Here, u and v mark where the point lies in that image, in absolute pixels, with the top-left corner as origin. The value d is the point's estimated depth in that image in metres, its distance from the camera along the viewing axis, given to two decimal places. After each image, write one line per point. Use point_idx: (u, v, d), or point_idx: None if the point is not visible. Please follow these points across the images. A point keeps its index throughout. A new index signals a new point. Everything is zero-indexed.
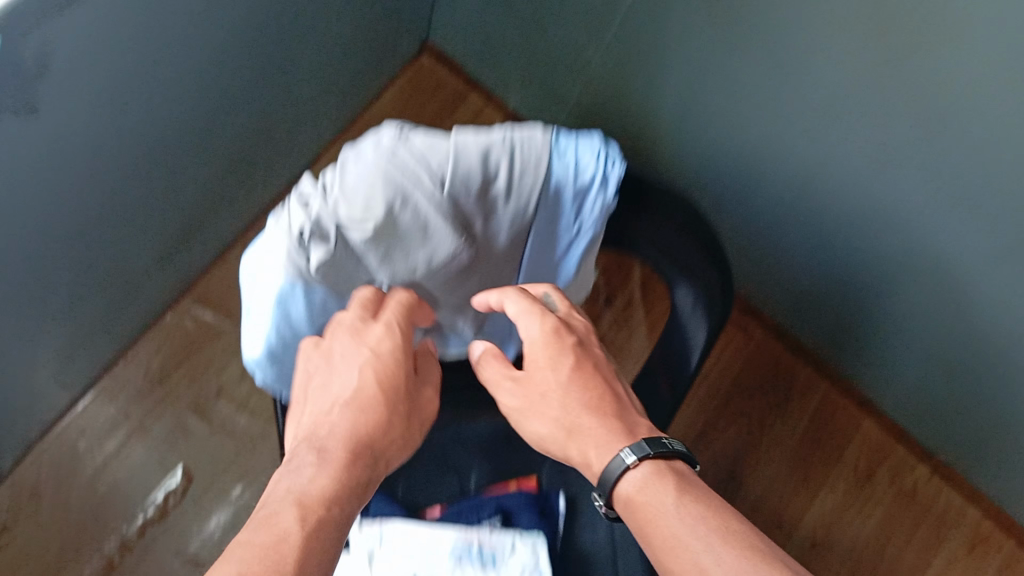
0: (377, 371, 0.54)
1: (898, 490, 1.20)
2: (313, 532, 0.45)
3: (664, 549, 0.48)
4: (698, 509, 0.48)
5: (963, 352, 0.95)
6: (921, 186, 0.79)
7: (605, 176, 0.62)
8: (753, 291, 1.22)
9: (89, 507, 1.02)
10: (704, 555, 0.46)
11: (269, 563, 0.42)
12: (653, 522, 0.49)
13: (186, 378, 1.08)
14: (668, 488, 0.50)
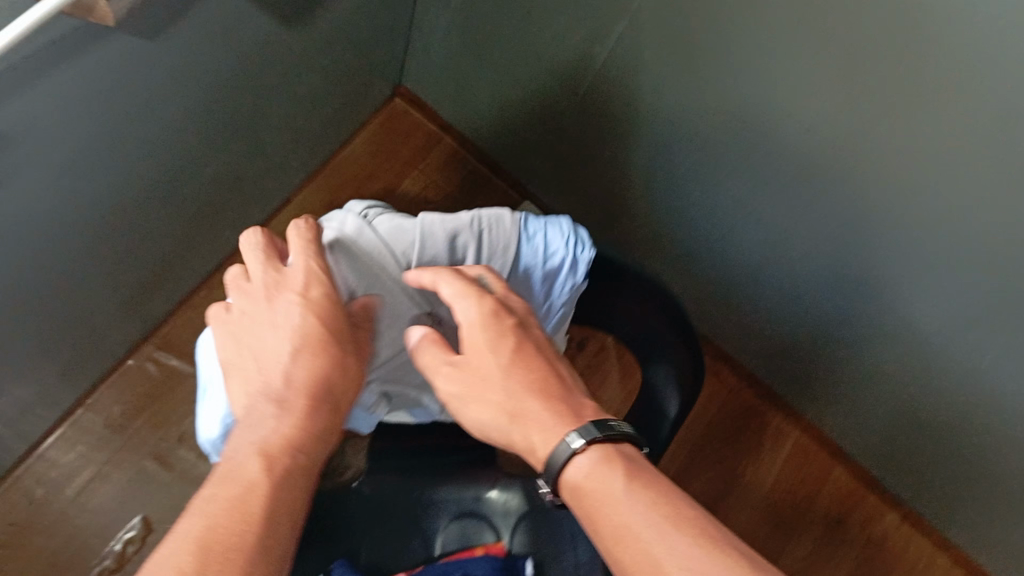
0: (313, 316, 0.52)
1: (868, 537, 1.20)
2: (279, 480, 0.46)
3: (614, 538, 0.44)
4: (651, 495, 0.45)
5: (936, 408, 0.96)
6: (896, 244, 0.80)
7: (574, 260, 0.59)
8: (722, 339, 1.22)
9: (46, 557, 1.01)
10: (657, 545, 0.43)
11: (233, 513, 0.43)
12: (603, 510, 0.45)
13: (146, 426, 1.08)
14: (618, 473, 0.46)
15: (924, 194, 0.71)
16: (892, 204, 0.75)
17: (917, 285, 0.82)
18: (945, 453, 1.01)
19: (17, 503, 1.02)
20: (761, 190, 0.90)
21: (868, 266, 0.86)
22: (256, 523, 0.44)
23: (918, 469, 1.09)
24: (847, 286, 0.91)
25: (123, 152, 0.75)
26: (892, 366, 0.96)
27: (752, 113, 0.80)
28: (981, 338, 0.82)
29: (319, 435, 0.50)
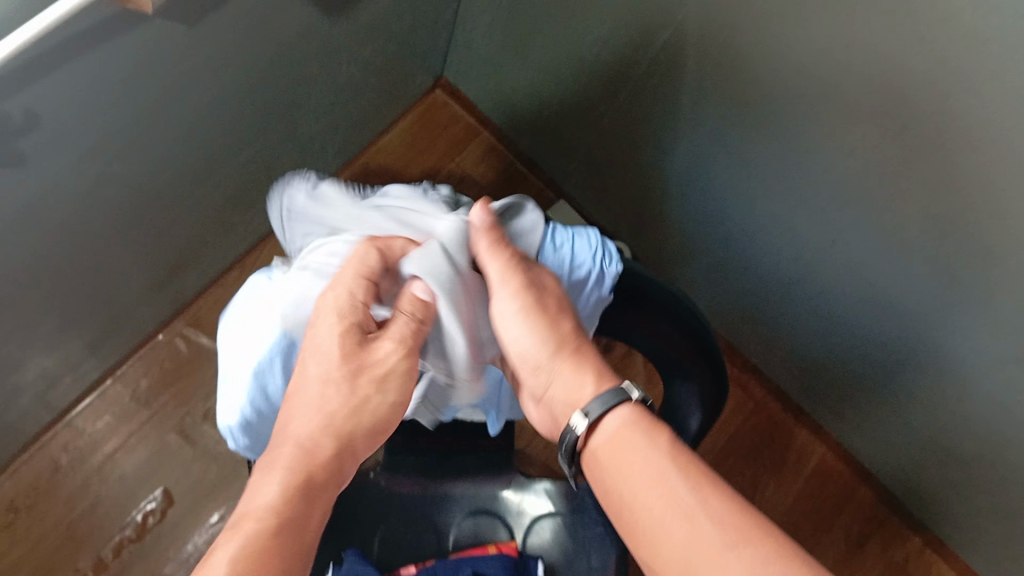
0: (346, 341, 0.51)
1: (888, 561, 1.18)
2: (260, 548, 0.43)
3: (648, 481, 0.51)
4: (681, 452, 0.52)
5: (964, 436, 0.94)
6: (929, 267, 0.78)
7: (601, 273, 0.57)
8: (751, 350, 1.20)
9: (68, 523, 1.03)
10: (682, 488, 0.50)
11: None
12: (630, 464, 0.52)
13: (174, 399, 1.09)
14: (655, 431, 0.53)
15: (960, 218, 0.70)
16: (927, 227, 0.74)
17: (951, 311, 0.81)
18: (969, 481, 0.99)
19: (42, 468, 1.04)
20: (796, 205, 0.88)
21: (903, 290, 0.84)
22: None
23: (940, 495, 1.08)
24: (880, 309, 0.90)
25: (154, 129, 0.76)
26: (922, 391, 0.94)
27: (791, 125, 0.79)
28: (1014, 368, 0.80)
29: (320, 488, 0.48)
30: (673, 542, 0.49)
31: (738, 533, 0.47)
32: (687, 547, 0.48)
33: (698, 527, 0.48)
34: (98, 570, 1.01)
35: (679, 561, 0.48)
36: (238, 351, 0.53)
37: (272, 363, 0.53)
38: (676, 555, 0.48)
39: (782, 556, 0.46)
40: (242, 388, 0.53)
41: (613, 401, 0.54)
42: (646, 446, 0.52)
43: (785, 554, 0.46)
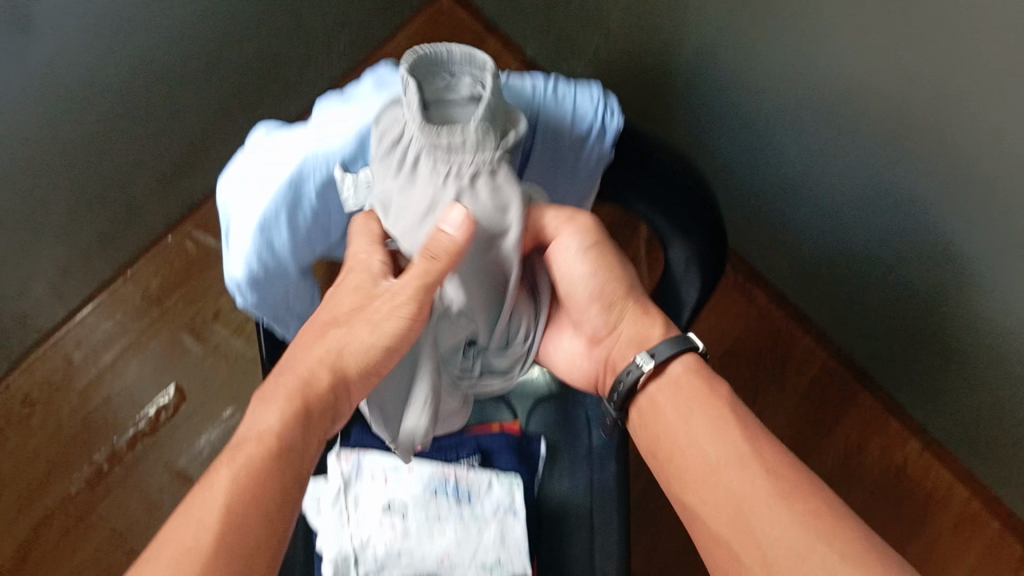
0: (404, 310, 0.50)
1: (887, 464, 1.19)
2: (266, 471, 0.45)
3: (703, 432, 0.51)
4: (742, 410, 0.52)
5: (964, 332, 0.93)
6: (937, 149, 0.77)
7: (604, 126, 0.56)
8: (761, 256, 1.21)
9: (82, 417, 1.06)
10: (745, 447, 0.50)
11: (217, 511, 0.42)
12: (688, 411, 0.52)
13: (184, 298, 1.11)
14: (716, 382, 0.53)
15: (975, 84, 0.69)
16: (938, 100, 0.73)
17: (952, 199, 0.80)
18: (966, 378, 1.00)
19: (56, 365, 1.07)
20: (804, 95, 0.88)
21: (907, 177, 0.83)
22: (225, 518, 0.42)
23: (940, 394, 1.08)
24: (884, 200, 0.89)
25: None
26: (923, 288, 0.94)
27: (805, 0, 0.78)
28: (1010, 257, 0.80)
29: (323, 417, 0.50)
30: (731, 498, 0.48)
31: (799, 501, 0.47)
32: (742, 508, 0.48)
33: (758, 490, 0.48)
34: (112, 462, 1.05)
35: (734, 519, 0.48)
36: (246, 200, 0.52)
37: (278, 217, 0.51)
38: (731, 513, 0.48)
39: (842, 532, 0.45)
40: (246, 240, 0.51)
41: (681, 346, 0.54)
42: (706, 399, 0.52)
43: (844, 536, 0.45)
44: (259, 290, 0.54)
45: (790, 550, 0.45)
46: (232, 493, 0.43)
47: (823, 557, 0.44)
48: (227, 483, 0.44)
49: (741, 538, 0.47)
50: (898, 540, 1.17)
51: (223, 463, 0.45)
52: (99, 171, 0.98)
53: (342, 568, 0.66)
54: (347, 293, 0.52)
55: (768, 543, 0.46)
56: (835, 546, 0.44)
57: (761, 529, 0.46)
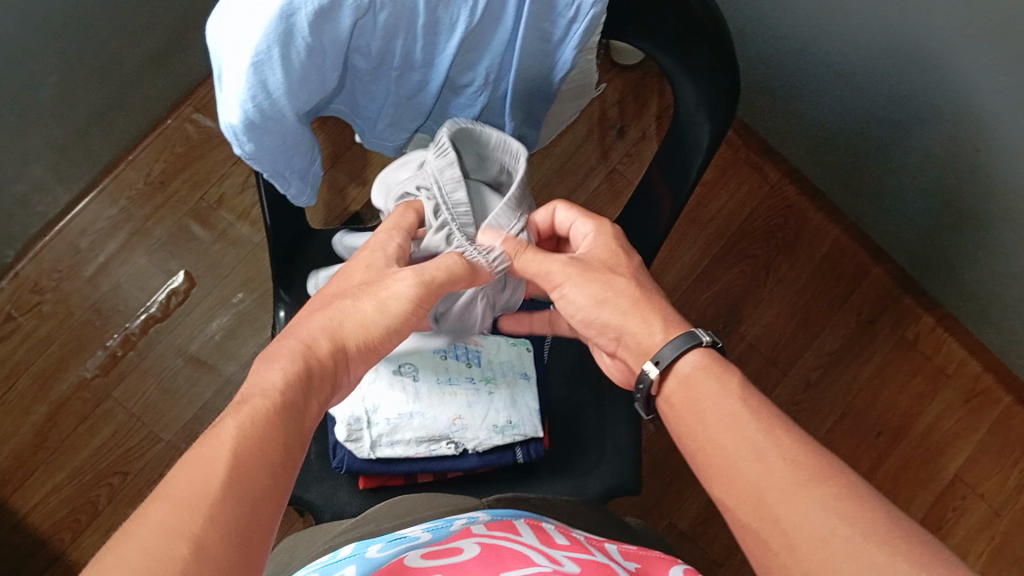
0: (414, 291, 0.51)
1: (899, 338, 1.19)
2: (256, 432, 0.39)
3: (716, 428, 0.46)
4: (759, 401, 0.47)
5: (974, 193, 0.92)
6: None
7: None
8: (771, 128, 1.19)
9: (92, 304, 1.09)
10: (761, 436, 0.44)
11: (200, 473, 0.35)
12: (708, 407, 0.47)
13: (187, 183, 1.12)
14: (730, 372, 0.49)
15: None
16: None
17: (954, 46, 0.79)
18: (981, 243, 0.98)
19: (63, 252, 1.09)
20: None
21: (908, 24, 0.82)
22: (218, 486, 0.35)
23: (955, 264, 1.07)
24: (895, 60, 0.87)
25: None
26: (938, 149, 0.92)
27: None
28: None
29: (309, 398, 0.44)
30: (751, 487, 0.43)
31: (819, 482, 0.41)
32: (763, 494, 0.42)
33: (771, 473, 0.42)
34: (126, 347, 1.08)
35: (756, 507, 0.42)
36: (237, 40, 0.46)
37: (271, 54, 0.45)
38: (753, 499, 0.42)
39: (862, 511, 0.39)
40: (240, 79, 0.46)
41: (687, 344, 0.50)
42: (728, 392, 0.47)
43: (872, 512, 0.39)
44: (257, 138, 0.50)
45: (813, 530, 0.39)
46: (270, 422, 0.40)
47: (844, 535, 0.38)
48: (268, 412, 0.40)
49: (765, 528, 0.41)
50: (909, 412, 1.17)
51: (262, 395, 0.42)
52: (94, 51, 0.96)
53: (355, 430, 0.65)
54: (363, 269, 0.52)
55: (788, 525, 0.40)
56: (855, 525, 0.39)
57: (781, 512, 0.41)
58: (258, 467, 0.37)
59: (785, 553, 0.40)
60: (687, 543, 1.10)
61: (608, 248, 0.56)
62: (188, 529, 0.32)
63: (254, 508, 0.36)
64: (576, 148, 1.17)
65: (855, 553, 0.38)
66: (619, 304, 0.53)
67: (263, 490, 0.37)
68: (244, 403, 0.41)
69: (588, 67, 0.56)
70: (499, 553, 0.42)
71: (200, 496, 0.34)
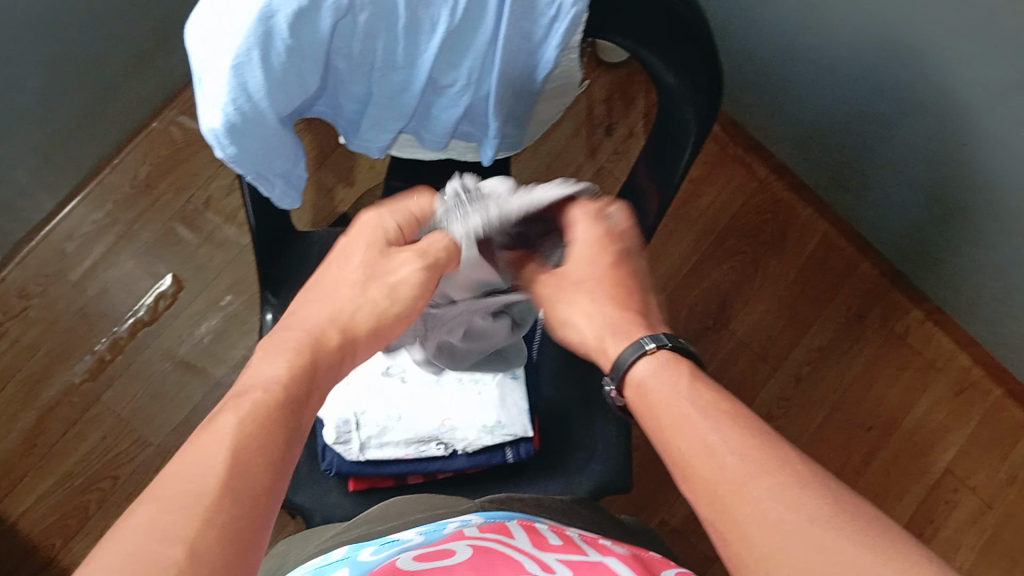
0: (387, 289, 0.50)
1: (888, 332, 1.19)
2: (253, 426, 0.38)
3: (670, 428, 0.43)
4: (713, 396, 0.44)
5: (962, 186, 0.92)
6: None
7: None
8: (758, 125, 1.19)
9: (79, 308, 1.08)
10: (713, 432, 0.41)
11: (194, 471, 0.35)
12: (665, 406, 0.44)
13: (174, 186, 1.12)
14: (683, 371, 0.46)
15: None
16: None
17: (937, 38, 0.79)
18: (969, 235, 0.98)
19: (49, 257, 1.09)
20: None
21: (891, 17, 0.82)
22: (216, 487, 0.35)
23: (943, 257, 1.07)
24: (880, 53, 0.87)
25: None
26: (923, 142, 0.92)
27: None
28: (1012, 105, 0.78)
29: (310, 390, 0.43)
30: (705, 486, 0.39)
31: (773, 472, 0.38)
32: (719, 492, 0.39)
33: (724, 468, 0.39)
34: (113, 351, 1.08)
35: (713, 504, 0.39)
36: (218, 43, 0.46)
37: (251, 57, 0.45)
38: (707, 496, 0.39)
39: (818, 499, 0.37)
40: (221, 81, 0.46)
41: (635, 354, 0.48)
42: (687, 388, 0.44)
43: (830, 505, 0.36)
44: (240, 142, 0.50)
45: (767, 523, 0.36)
46: (271, 421, 0.39)
47: (796, 524, 0.35)
48: (266, 408, 0.40)
49: (721, 522, 0.38)
50: (899, 407, 1.17)
51: (263, 389, 0.41)
52: (76, 53, 0.95)
53: (344, 432, 0.66)
54: (359, 260, 0.51)
55: (740, 519, 0.37)
56: (808, 515, 0.36)
57: (736, 507, 0.38)
58: (258, 467, 0.37)
59: (745, 553, 0.37)
60: (681, 540, 1.10)
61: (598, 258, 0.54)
62: (182, 532, 0.32)
63: (252, 509, 0.35)
64: (564, 146, 1.17)
65: (810, 542, 0.35)
66: (585, 317, 0.54)
67: (263, 490, 0.36)
68: (246, 398, 0.40)
69: (570, 66, 0.56)
70: (492, 557, 0.42)
71: (194, 498, 0.34)
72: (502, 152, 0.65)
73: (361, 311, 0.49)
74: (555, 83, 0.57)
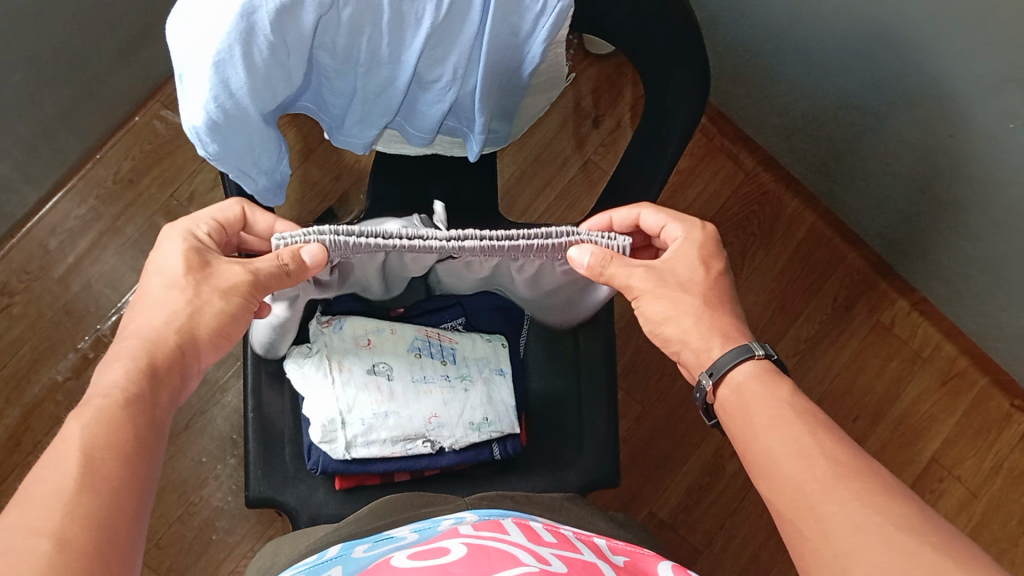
0: (161, 266, 0.50)
1: (875, 323, 1.19)
2: (98, 425, 0.40)
3: (764, 427, 0.47)
4: (809, 408, 0.48)
5: (948, 179, 0.93)
6: None
7: None
8: (745, 116, 1.19)
9: (63, 305, 1.08)
10: (806, 437, 0.45)
11: (53, 472, 0.37)
12: (758, 406, 0.48)
13: (157, 181, 1.11)
14: (779, 379, 0.50)
15: None
16: None
17: (920, 32, 0.79)
18: (956, 227, 0.99)
19: (32, 252, 1.08)
20: None
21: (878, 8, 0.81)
22: (73, 488, 0.36)
23: (929, 247, 1.07)
24: (866, 46, 0.87)
25: None
26: (911, 135, 0.92)
27: None
28: (994, 97, 0.79)
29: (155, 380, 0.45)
30: (790, 482, 0.44)
31: (857, 479, 0.42)
32: (803, 488, 0.43)
33: (812, 467, 0.43)
34: (98, 347, 1.07)
35: (795, 496, 0.43)
36: (197, 39, 0.45)
37: (232, 53, 0.44)
38: (791, 492, 0.43)
39: (901, 508, 0.40)
40: (203, 78, 0.46)
41: (742, 356, 0.51)
42: (783, 397, 0.48)
43: (903, 506, 0.40)
44: (223, 138, 0.49)
45: (848, 519, 0.40)
46: (117, 420, 0.41)
47: (879, 523, 0.39)
48: (115, 413, 0.41)
49: (801, 516, 0.42)
50: (886, 397, 1.17)
51: (105, 393, 0.42)
52: (57, 46, 0.94)
53: (330, 431, 0.64)
54: (156, 269, 0.50)
55: (824, 514, 0.41)
56: (892, 518, 0.39)
57: (821, 503, 0.42)
58: (111, 463, 0.39)
59: (824, 549, 0.40)
60: (669, 532, 1.11)
61: (702, 270, 0.56)
62: (46, 528, 0.34)
63: (115, 497, 0.38)
64: (551, 139, 1.17)
65: (891, 542, 0.38)
66: (689, 317, 0.54)
67: (115, 482, 0.38)
68: (86, 405, 0.41)
69: (555, 59, 0.55)
70: (487, 554, 0.42)
71: (57, 495, 0.36)
72: (489, 147, 0.64)
73: (169, 324, 0.48)
74: (541, 74, 0.56)
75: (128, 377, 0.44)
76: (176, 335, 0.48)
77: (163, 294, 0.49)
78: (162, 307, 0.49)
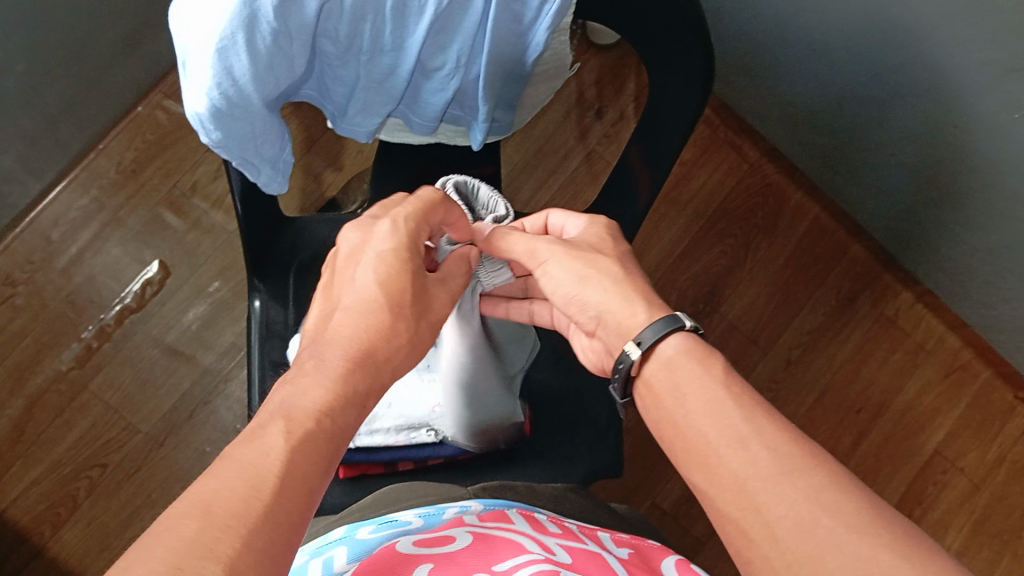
0: (378, 275, 0.48)
1: (880, 315, 1.19)
2: (299, 445, 0.37)
3: (705, 416, 0.43)
4: (745, 390, 0.44)
5: (953, 172, 0.92)
6: None
7: None
8: (749, 108, 1.19)
9: (66, 296, 1.08)
10: (746, 424, 0.41)
11: (242, 488, 0.33)
12: (691, 394, 0.44)
13: (160, 171, 1.11)
14: (714, 360, 0.46)
15: None
16: None
17: (922, 22, 0.79)
18: (961, 219, 0.98)
19: (34, 243, 1.08)
20: None
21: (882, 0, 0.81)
22: (259, 513, 0.32)
23: (934, 238, 1.06)
24: (871, 37, 0.86)
25: None
26: (915, 126, 0.92)
27: None
28: (998, 88, 0.79)
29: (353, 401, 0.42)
30: (733, 479, 0.40)
31: (805, 473, 0.38)
32: (747, 484, 0.39)
33: (757, 463, 0.40)
34: (101, 338, 1.07)
35: (739, 495, 0.39)
36: (196, 25, 0.45)
37: (235, 40, 0.44)
38: (735, 488, 0.40)
39: (849, 501, 0.37)
40: (205, 65, 0.45)
41: (668, 327, 0.47)
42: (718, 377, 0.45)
43: (852, 505, 0.36)
44: (227, 125, 0.49)
45: (798, 520, 0.37)
46: (316, 446, 0.37)
47: (829, 528, 0.36)
48: (313, 436, 0.38)
49: (745, 517, 0.39)
50: (888, 389, 1.17)
51: (295, 414, 0.38)
52: (60, 37, 0.94)
53: None
54: (371, 275, 0.48)
55: (772, 517, 0.38)
56: (841, 517, 0.36)
57: (766, 503, 0.38)
58: (300, 490, 0.35)
59: (770, 548, 0.37)
60: (672, 523, 1.11)
61: (609, 236, 0.55)
62: (223, 552, 0.30)
63: (294, 531, 0.33)
64: (553, 130, 1.17)
65: (841, 546, 0.35)
66: None
67: (299, 513, 0.34)
68: (294, 419, 0.38)
69: (559, 45, 0.55)
70: (493, 542, 0.42)
71: (241, 516, 0.31)
72: (492, 136, 0.64)
73: (382, 346, 0.46)
74: (545, 60, 0.56)
75: (334, 401, 0.41)
76: (390, 359, 0.46)
77: (388, 324, 0.47)
78: (385, 324, 0.47)
